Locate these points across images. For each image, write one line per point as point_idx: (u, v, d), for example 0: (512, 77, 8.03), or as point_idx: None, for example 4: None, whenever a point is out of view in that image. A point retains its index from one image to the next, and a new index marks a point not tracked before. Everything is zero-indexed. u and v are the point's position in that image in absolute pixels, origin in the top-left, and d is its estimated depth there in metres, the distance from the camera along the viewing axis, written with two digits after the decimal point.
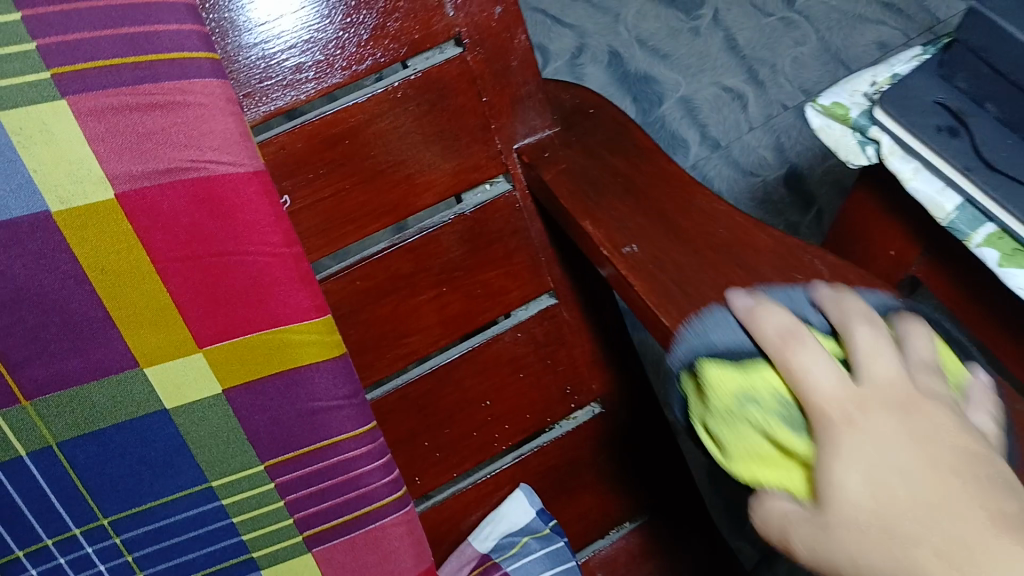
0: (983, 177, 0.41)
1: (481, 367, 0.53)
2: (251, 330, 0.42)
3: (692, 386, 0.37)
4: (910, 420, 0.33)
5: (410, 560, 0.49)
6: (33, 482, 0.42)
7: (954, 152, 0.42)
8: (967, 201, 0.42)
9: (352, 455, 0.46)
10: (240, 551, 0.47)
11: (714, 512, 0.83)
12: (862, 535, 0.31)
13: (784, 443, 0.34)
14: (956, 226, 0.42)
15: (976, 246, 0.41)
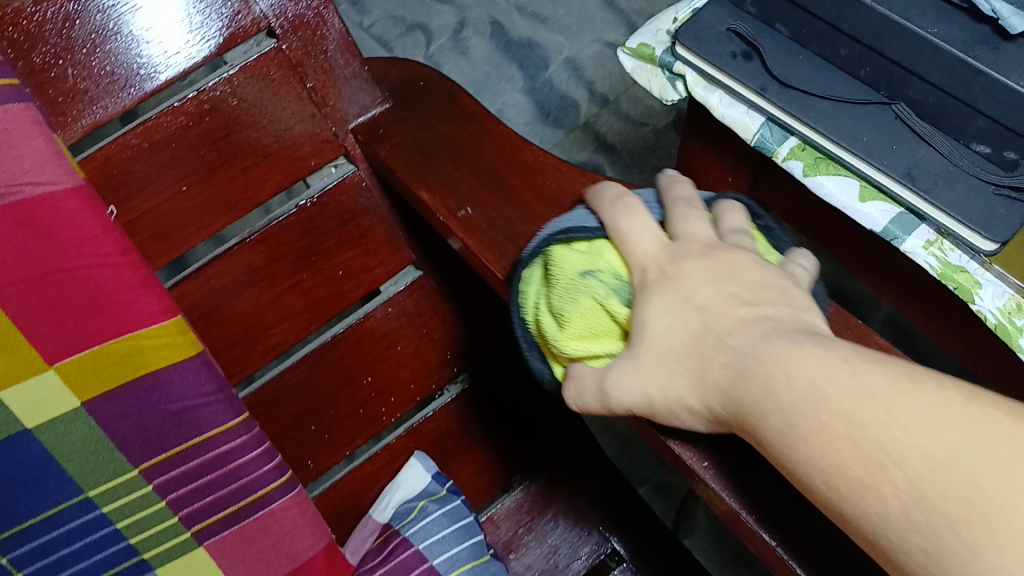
0: (776, 94, 0.44)
1: (359, 346, 0.54)
2: (99, 341, 0.43)
3: (537, 276, 0.36)
4: (710, 253, 0.33)
5: (307, 539, 0.51)
6: None
7: (749, 74, 0.45)
8: (771, 120, 0.45)
9: (228, 448, 0.47)
10: (130, 554, 0.48)
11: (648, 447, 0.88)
12: (668, 365, 0.31)
13: (615, 313, 0.34)
14: (764, 143, 0.45)
15: (783, 161, 0.44)
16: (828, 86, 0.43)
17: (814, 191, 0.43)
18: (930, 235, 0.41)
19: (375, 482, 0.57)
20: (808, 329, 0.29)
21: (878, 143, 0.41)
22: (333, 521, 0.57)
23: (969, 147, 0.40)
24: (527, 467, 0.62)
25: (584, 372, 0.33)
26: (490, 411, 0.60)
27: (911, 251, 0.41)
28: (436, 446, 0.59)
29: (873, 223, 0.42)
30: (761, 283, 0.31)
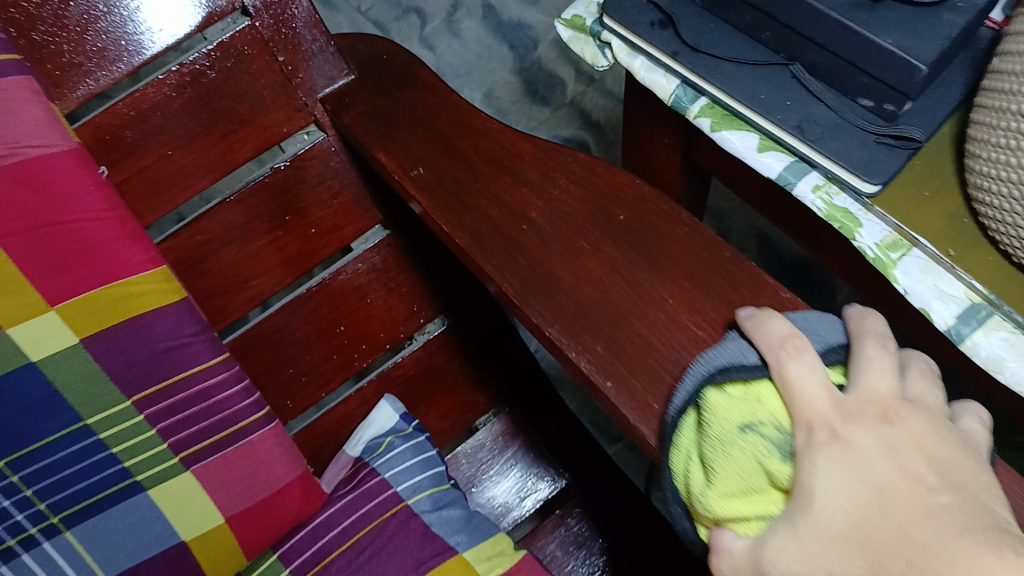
0: (687, 58, 0.51)
1: (331, 297, 0.60)
2: (93, 287, 0.49)
3: (693, 420, 0.36)
4: (887, 428, 0.34)
5: (284, 468, 0.57)
6: None
7: (664, 41, 0.52)
8: (684, 82, 0.52)
9: (210, 382, 0.53)
10: (124, 477, 0.52)
11: None
12: (840, 546, 0.32)
13: (775, 474, 0.34)
14: (680, 101, 0.52)
15: (694, 117, 0.51)
16: (732, 50, 0.50)
17: (722, 144, 0.50)
18: (818, 180, 0.48)
19: (349, 421, 0.63)
20: (992, 527, 0.31)
21: (772, 100, 0.49)
22: (309, 457, 0.63)
23: (857, 102, 0.48)
24: (491, 410, 0.68)
25: (731, 544, 0.34)
26: (457, 359, 0.65)
27: (802, 195, 0.48)
28: (407, 391, 0.65)
29: (770, 170, 0.49)
30: (940, 469, 0.33)
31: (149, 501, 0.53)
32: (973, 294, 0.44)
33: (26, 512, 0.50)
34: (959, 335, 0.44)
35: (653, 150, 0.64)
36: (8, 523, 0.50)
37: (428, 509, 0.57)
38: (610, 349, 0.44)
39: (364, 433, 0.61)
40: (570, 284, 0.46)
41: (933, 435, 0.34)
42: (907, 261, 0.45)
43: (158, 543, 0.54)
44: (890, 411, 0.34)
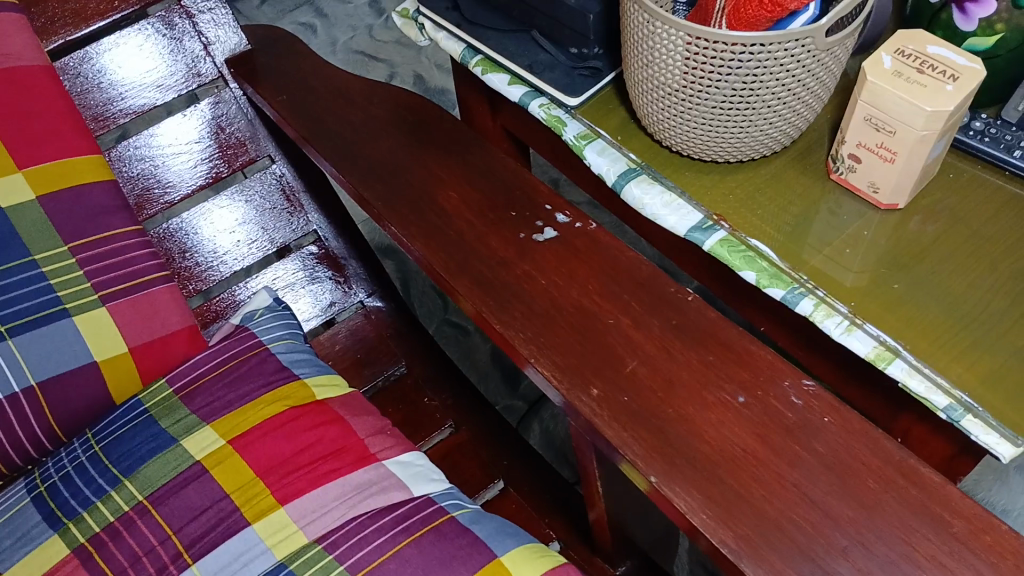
0: (466, 29, 0.77)
1: (228, 204, 0.85)
2: (50, 160, 0.74)
3: None
4: None
5: (176, 318, 0.79)
6: None
7: (451, 19, 0.78)
8: (467, 46, 0.77)
9: (127, 243, 0.77)
10: (54, 305, 0.74)
11: (500, 379, 1.22)
12: None
13: None
14: (464, 58, 0.77)
15: (472, 67, 0.76)
16: (495, 21, 0.75)
17: (487, 82, 0.75)
18: (542, 101, 0.72)
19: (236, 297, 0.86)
20: None
21: (516, 49, 0.73)
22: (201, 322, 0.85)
23: (568, 49, 0.72)
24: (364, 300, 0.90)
25: None
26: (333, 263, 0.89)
27: (534, 110, 0.72)
28: (286, 282, 0.88)
29: (514, 96, 0.73)
30: None
31: (72, 325, 0.74)
32: (630, 163, 0.68)
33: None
34: (620, 186, 0.67)
35: (477, 120, 0.89)
36: None
37: (282, 350, 0.78)
38: (382, 187, 0.66)
39: (246, 294, 0.86)
40: (368, 154, 0.69)
41: None
42: (591, 145, 0.69)
43: (76, 360, 0.74)
44: None
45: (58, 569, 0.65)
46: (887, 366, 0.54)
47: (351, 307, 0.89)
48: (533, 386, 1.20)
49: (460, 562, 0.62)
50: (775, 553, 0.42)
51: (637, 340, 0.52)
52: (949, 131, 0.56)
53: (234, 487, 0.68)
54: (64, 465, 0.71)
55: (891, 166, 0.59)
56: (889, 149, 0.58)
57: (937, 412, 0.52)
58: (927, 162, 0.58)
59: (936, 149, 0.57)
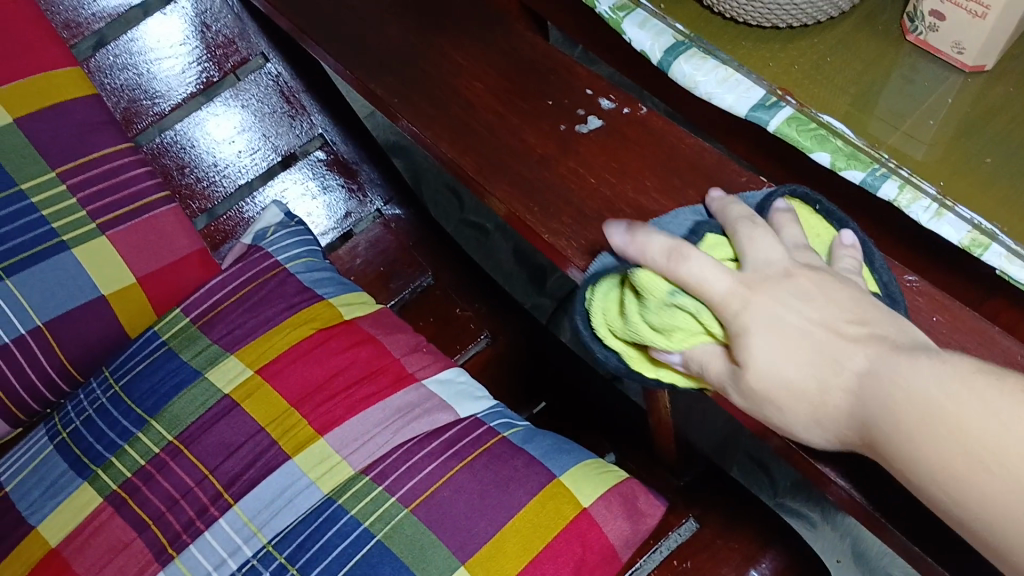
0: None
1: (225, 111, 0.78)
2: (25, 77, 0.67)
3: None
4: (792, 279, 0.40)
5: (184, 240, 0.72)
6: None
7: None
8: None
9: (120, 162, 0.71)
10: (51, 238, 0.68)
11: (524, 279, 1.17)
12: (779, 367, 0.38)
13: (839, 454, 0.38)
14: None
15: None
16: None
17: None
18: None
19: (242, 214, 0.81)
20: (916, 343, 0.37)
21: None
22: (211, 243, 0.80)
23: None
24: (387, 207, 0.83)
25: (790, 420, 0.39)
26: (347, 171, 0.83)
27: None
28: (297, 194, 0.82)
29: None
30: (837, 301, 0.39)
31: (73, 258, 0.68)
32: (677, 35, 0.59)
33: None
34: (667, 65, 0.58)
35: None
36: None
37: (302, 270, 0.72)
38: (398, 83, 0.58)
39: (255, 211, 0.80)
40: (377, 45, 0.61)
41: (835, 283, 0.40)
42: (631, 16, 0.60)
43: (83, 295, 0.69)
44: (784, 269, 0.40)
45: (93, 518, 0.62)
46: (982, 253, 0.47)
47: (369, 216, 0.83)
48: (559, 283, 1.15)
49: (517, 487, 0.58)
50: None
51: None
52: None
53: (268, 420, 0.64)
54: (83, 408, 0.67)
55: (980, 22, 0.52)
56: (980, 2, 0.51)
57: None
58: (1023, 14, 0.52)
59: None
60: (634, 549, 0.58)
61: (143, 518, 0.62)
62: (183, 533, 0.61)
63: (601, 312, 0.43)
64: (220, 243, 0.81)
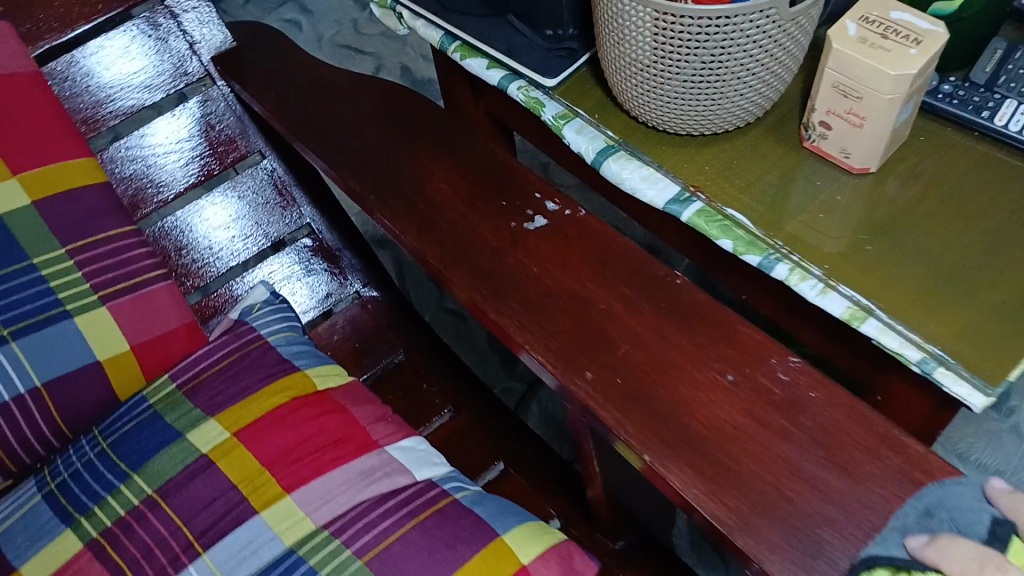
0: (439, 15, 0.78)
1: (223, 201, 0.86)
2: (41, 164, 0.76)
3: None
4: None
5: (175, 314, 0.80)
6: None
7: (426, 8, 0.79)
8: (444, 34, 0.78)
9: (123, 242, 0.79)
10: (55, 308, 0.75)
11: (497, 364, 1.24)
12: None
13: None
14: (443, 46, 0.78)
15: (452, 54, 0.77)
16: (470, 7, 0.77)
17: (467, 67, 0.76)
18: (521, 83, 0.74)
19: (231, 291, 0.88)
20: None
21: (490, 34, 0.74)
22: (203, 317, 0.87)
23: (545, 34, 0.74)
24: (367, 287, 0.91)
25: None
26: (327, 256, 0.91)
27: (513, 93, 0.74)
28: (282, 274, 0.90)
29: (493, 79, 0.75)
30: None
31: (74, 326, 0.76)
32: (608, 140, 0.70)
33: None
34: (599, 163, 0.69)
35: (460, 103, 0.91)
36: None
37: (282, 343, 0.79)
38: (370, 179, 0.67)
39: (244, 289, 0.88)
40: (353, 146, 0.70)
41: None
42: (572, 124, 0.71)
43: (80, 360, 0.76)
44: None
45: (73, 562, 0.67)
46: (862, 324, 0.58)
47: (348, 297, 0.91)
48: (529, 369, 1.22)
49: (461, 543, 0.63)
50: (766, 528, 0.43)
51: (633, 325, 0.53)
52: (914, 94, 0.59)
53: (240, 478, 0.70)
54: (72, 463, 0.73)
55: (860, 131, 0.62)
56: (857, 115, 0.61)
57: (908, 364, 0.56)
58: (894, 125, 0.61)
59: (902, 112, 0.60)
60: None
61: (119, 565, 0.67)
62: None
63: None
64: (209, 319, 0.88)
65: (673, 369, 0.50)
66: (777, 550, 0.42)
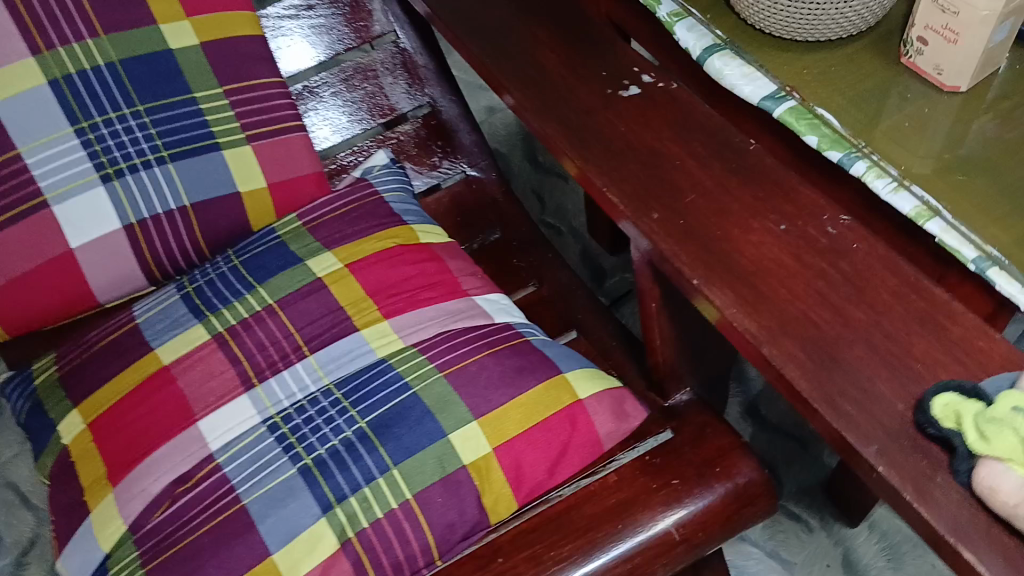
0: None
1: (357, 70, 0.96)
2: (210, 12, 0.88)
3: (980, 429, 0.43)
4: None
5: (307, 163, 0.91)
6: (108, 83, 0.85)
7: None
8: None
9: (270, 92, 0.90)
10: (207, 139, 0.87)
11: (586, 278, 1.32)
12: None
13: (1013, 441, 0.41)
14: None
15: None
16: None
17: None
18: None
19: (358, 154, 0.97)
20: None
21: None
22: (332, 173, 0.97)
23: None
24: (477, 165, 0.98)
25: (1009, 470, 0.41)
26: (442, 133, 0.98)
27: None
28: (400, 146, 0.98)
29: None
30: None
31: (222, 157, 0.88)
32: (716, 39, 0.74)
33: (144, 133, 0.86)
34: (703, 60, 0.73)
35: None
36: (143, 147, 0.86)
37: (395, 200, 0.89)
38: (490, 46, 0.75)
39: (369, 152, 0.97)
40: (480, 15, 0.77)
41: None
42: (682, 24, 0.76)
43: (222, 188, 0.88)
44: None
45: (198, 350, 0.79)
46: (926, 222, 0.59)
47: (458, 175, 0.99)
48: (617, 284, 1.30)
49: (532, 374, 0.72)
50: (791, 341, 0.50)
51: (704, 179, 0.60)
52: (1010, 15, 0.62)
53: (346, 300, 0.80)
54: (208, 272, 0.85)
55: (954, 47, 0.65)
56: (953, 30, 0.64)
57: (965, 263, 0.57)
58: (988, 46, 0.64)
59: (998, 32, 0.63)
60: (617, 443, 0.71)
61: (238, 355, 0.78)
62: (265, 368, 0.77)
63: (944, 410, 0.45)
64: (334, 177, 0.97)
65: (734, 215, 0.57)
66: (800, 359, 0.49)
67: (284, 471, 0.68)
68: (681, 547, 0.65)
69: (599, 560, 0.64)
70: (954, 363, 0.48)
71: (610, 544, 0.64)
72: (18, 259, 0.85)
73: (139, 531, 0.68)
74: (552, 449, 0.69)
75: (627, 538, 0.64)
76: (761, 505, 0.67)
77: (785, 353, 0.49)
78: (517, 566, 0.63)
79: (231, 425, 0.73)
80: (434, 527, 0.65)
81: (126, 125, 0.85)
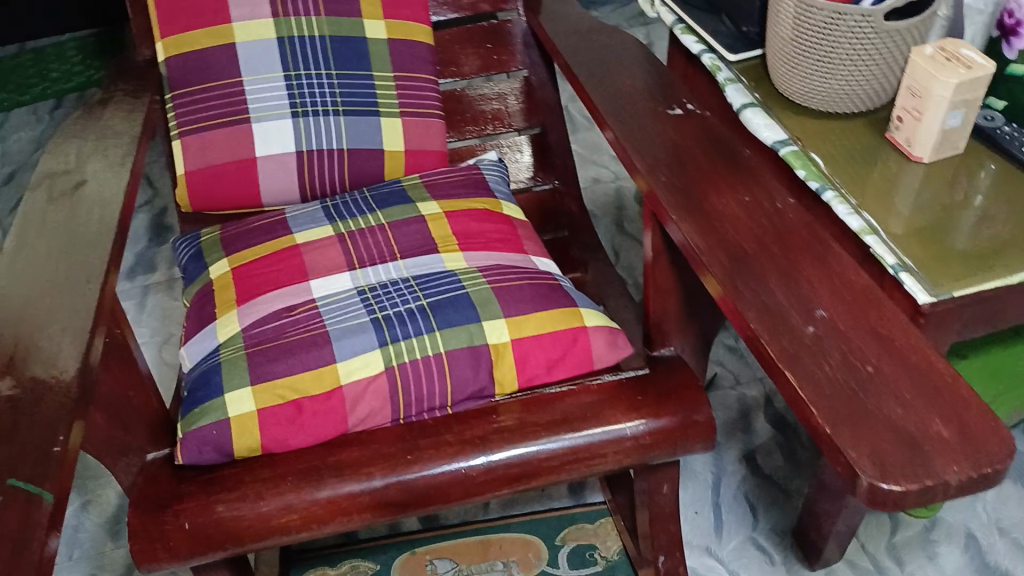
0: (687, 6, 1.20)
1: (491, 90, 1.24)
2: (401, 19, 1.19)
3: None
4: None
5: (436, 142, 1.20)
6: (316, 50, 1.16)
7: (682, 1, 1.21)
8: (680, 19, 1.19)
9: (426, 87, 1.20)
10: (372, 106, 1.18)
11: None
12: None
13: None
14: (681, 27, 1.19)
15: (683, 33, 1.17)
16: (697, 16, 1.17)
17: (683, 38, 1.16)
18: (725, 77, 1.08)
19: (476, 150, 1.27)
20: None
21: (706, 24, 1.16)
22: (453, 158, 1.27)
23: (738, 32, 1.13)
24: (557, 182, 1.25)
25: None
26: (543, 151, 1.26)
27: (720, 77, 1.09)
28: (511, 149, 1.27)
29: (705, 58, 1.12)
30: None
31: (378, 121, 1.18)
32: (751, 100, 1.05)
33: (331, 91, 1.17)
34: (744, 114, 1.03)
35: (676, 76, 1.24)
36: (328, 101, 1.17)
37: (494, 183, 1.16)
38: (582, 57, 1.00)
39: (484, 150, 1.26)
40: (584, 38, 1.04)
41: None
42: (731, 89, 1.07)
43: (373, 144, 1.18)
44: None
45: (322, 240, 1.06)
46: (868, 235, 0.86)
47: (544, 185, 1.26)
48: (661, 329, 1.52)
49: (553, 302, 0.95)
50: (722, 256, 0.72)
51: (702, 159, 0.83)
52: (963, 106, 0.89)
53: (438, 235, 1.05)
54: (344, 198, 1.14)
55: (919, 124, 0.92)
56: (917, 111, 0.91)
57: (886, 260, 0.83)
58: (943, 128, 0.91)
59: (952, 117, 0.90)
60: (603, 367, 0.93)
61: (349, 249, 1.05)
62: (366, 262, 1.03)
63: None
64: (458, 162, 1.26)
65: (717, 188, 0.80)
66: (724, 266, 0.71)
67: (360, 318, 0.93)
68: (630, 443, 0.85)
69: (565, 437, 0.85)
70: (826, 288, 0.68)
71: (577, 426, 0.85)
72: (216, 154, 1.15)
73: (249, 331, 0.94)
74: (554, 352, 0.91)
75: (591, 428, 0.85)
76: (700, 433, 0.86)
77: (714, 258, 0.72)
78: (506, 424, 0.86)
79: (332, 289, 0.99)
80: (453, 378, 0.89)
81: (321, 82, 1.17)
